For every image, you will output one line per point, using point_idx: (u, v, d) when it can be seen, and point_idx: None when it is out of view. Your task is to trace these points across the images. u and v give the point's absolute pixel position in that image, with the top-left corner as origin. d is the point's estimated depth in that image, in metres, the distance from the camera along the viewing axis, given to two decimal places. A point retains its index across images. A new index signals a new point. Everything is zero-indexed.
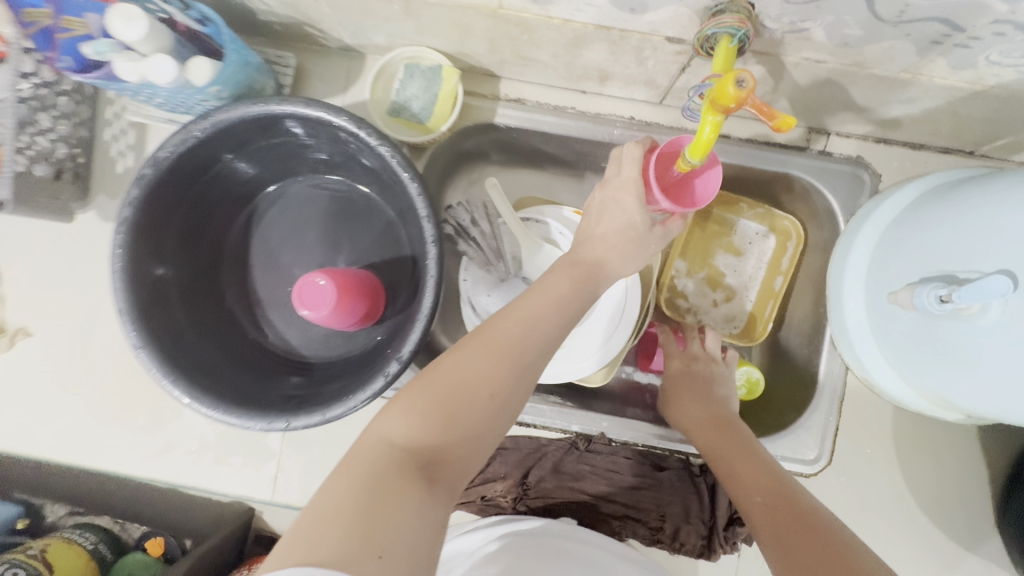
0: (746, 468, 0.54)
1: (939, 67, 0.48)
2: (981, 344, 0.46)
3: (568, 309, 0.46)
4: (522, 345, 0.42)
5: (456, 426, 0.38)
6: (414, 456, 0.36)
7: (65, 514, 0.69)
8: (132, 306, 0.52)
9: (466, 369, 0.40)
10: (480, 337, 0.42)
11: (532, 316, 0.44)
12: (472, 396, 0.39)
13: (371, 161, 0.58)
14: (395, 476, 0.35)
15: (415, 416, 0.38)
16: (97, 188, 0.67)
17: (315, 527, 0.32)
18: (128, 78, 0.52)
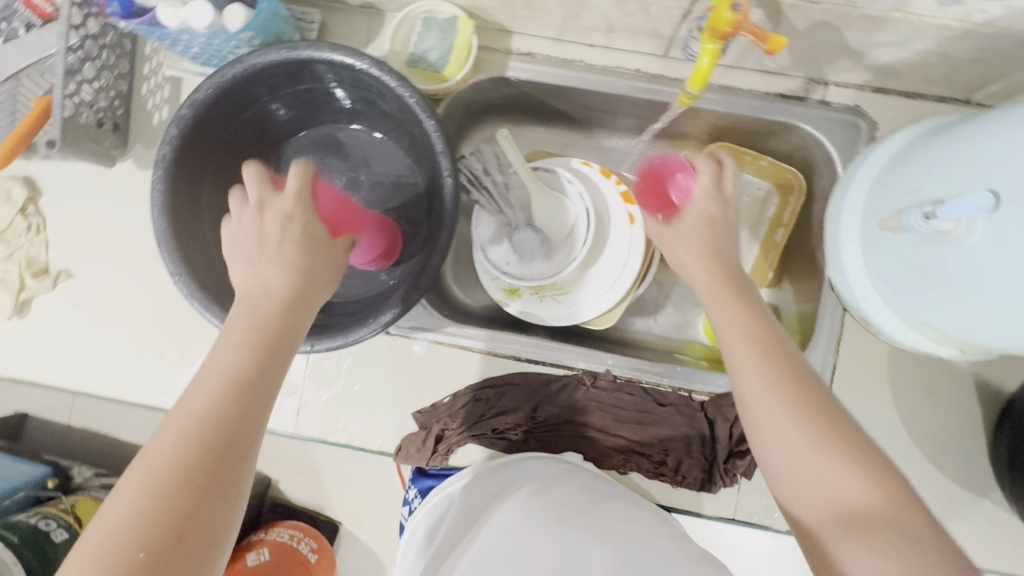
0: (740, 336, 0.47)
1: (928, 3, 0.50)
2: (968, 264, 0.48)
3: (313, 287, 0.47)
4: (276, 333, 0.43)
5: (241, 450, 0.38)
6: (148, 525, 0.34)
7: (91, 476, 0.73)
8: (171, 236, 0.57)
9: (194, 402, 0.39)
10: (230, 338, 0.42)
11: (279, 306, 0.44)
12: (228, 422, 0.38)
13: (391, 106, 0.61)
14: (157, 544, 0.34)
15: (144, 493, 0.35)
16: (135, 138, 0.72)
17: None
18: (170, 23, 0.56)
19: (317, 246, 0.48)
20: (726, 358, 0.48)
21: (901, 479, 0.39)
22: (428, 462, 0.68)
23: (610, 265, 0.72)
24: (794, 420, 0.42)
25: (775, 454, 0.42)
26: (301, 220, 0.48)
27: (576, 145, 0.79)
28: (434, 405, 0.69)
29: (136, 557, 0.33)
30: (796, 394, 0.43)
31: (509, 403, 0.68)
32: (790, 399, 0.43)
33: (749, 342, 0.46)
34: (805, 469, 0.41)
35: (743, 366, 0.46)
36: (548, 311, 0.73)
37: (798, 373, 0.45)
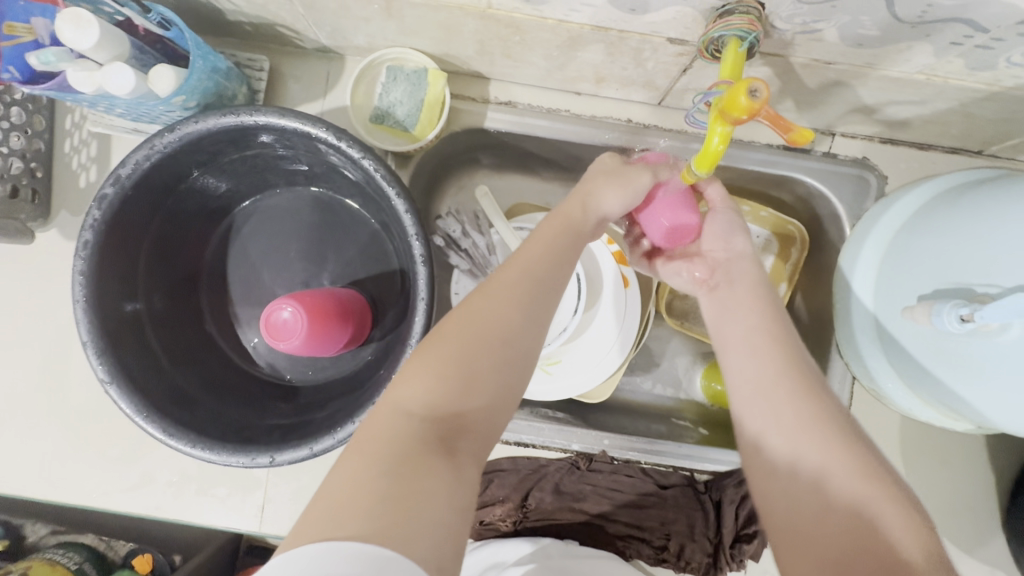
0: (776, 358, 0.44)
1: (957, 68, 0.45)
2: (998, 363, 0.44)
3: (566, 253, 0.44)
4: (540, 290, 0.42)
5: (475, 389, 0.37)
6: (437, 424, 0.36)
7: (46, 534, 0.76)
8: (99, 338, 0.48)
9: (482, 316, 0.39)
10: (495, 287, 0.41)
11: (539, 271, 0.42)
12: (487, 356, 0.38)
13: (355, 174, 0.53)
14: (427, 447, 0.34)
15: (444, 372, 0.37)
16: (58, 204, 0.62)
17: (343, 498, 0.31)
18: (84, 89, 0.47)
19: (582, 230, 0.46)
20: (743, 380, 0.44)
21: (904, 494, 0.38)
22: None
23: (602, 332, 0.65)
24: (826, 447, 0.39)
25: (795, 473, 0.39)
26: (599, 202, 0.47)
27: (561, 192, 0.70)
28: None
29: (401, 455, 0.34)
30: (835, 425, 0.40)
31: (497, 491, 0.62)
32: (821, 426, 0.40)
33: (782, 369, 0.43)
34: (827, 503, 0.38)
35: (773, 394, 0.42)
36: (536, 386, 0.65)
37: (829, 402, 0.42)
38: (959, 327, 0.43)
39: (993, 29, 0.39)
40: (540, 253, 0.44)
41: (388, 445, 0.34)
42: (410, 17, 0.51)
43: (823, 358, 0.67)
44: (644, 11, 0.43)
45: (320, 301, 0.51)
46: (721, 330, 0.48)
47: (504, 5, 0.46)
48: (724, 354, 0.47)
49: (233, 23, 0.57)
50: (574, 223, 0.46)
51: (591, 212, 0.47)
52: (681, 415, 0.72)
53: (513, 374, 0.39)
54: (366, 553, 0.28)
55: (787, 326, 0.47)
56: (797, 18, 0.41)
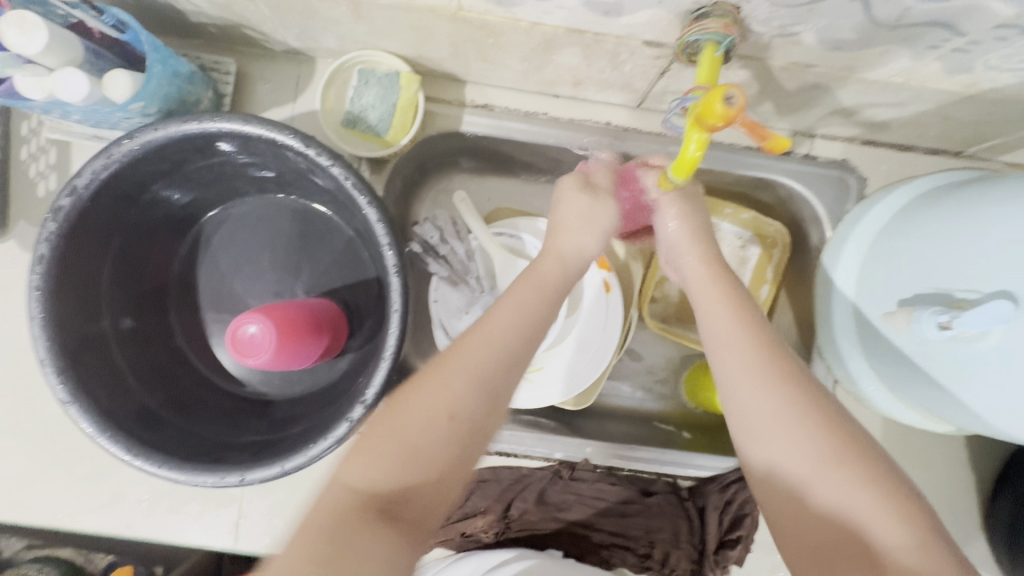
0: (744, 342, 0.42)
1: (934, 71, 0.45)
2: (979, 369, 0.43)
3: (532, 315, 0.44)
4: (474, 375, 0.39)
5: (418, 463, 0.36)
6: (375, 498, 0.35)
7: (19, 549, 0.72)
8: (57, 357, 0.46)
9: (399, 429, 0.37)
10: (424, 381, 0.40)
11: (487, 348, 0.41)
12: (440, 454, 0.37)
13: (326, 182, 0.51)
14: (359, 517, 0.34)
15: (371, 454, 0.37)
16: (16, 214, 0.60)
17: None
18: (34, 96, 0.45)
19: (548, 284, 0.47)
20: (720, 350, 0.43)
21: (935, 529, 0.34)
22: None
23: (581, 338, 0.65)
24: (799, 442, 0.37)
25: (767, 435, 0.39)
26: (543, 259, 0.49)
27: (542, 196, 0.69)
28: None
29: (334, 536, 0.33)
30: (784, 371, 0.40)
31: (479, 501, 0.62)
32: (789, 407, 0.39)
33: (739, 334, 0.43)
34: (819, 484, 0.36)
35: (740, 355, 0.42)
36: (518, 394, 0.64)
37: (795, 366, 0.41)
38: (937, 334, 0.43)
39: (972, 33, 0.38)
40: (510, 314, 0.43)
41: (325, 524, 0.34)
42: (379, 19, 0.49)
43: (806, 361, 0.67)
44: (618, 14, 0.42)
45: (288, 313, 0.49)
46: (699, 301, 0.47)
47: (476, 7, 0.44)
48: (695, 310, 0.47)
49: (197, 25, 0.55)
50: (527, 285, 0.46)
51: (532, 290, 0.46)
52: (664, 419, 0.72)
53: (441, 478, 0.37)
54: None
55: (737, 290, 0.47)
56: (775, 21, 0.40)
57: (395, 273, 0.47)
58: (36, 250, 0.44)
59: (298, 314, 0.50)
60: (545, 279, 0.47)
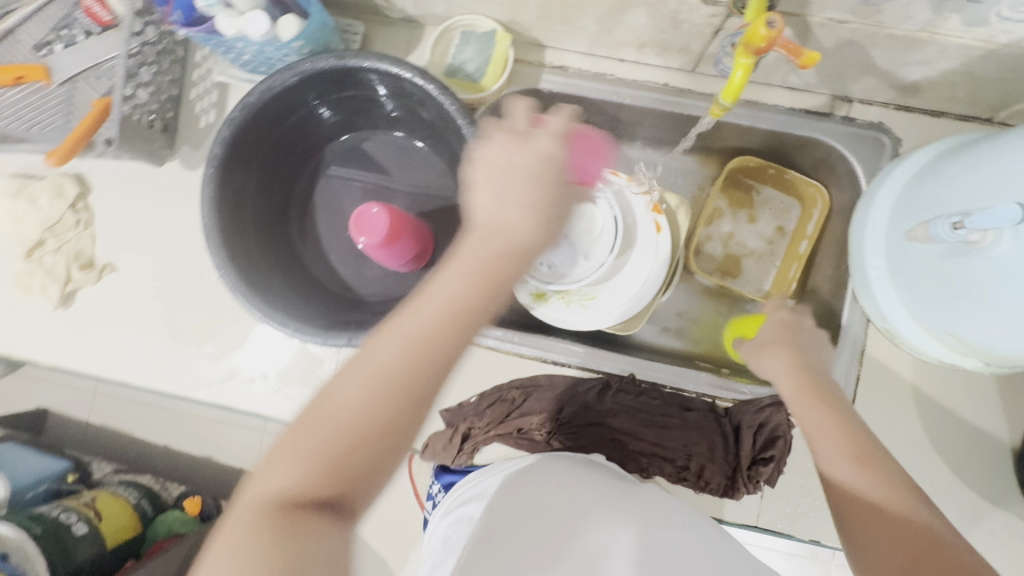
0: (838, 444, 0.50)
1: (955, 24, 0.52)
2: (992, 275, 0.49)
3: (501, 254, 0.42)
4: (433, 323, 0.40)
5: (406, 396, 0.38)
6: (365, 430, 0.37)
7: (109, 473, 0.83)
8: (219, 233, 0.59)
9: (371, 365, 0.39)
10: (389, 333, 0.40)
11: (450, 296, 0.40)
12: (412, 388, 0.38)
13: (432, 112, 0.64)
14: (358, 451, 0.37)
15: (367, 391, 0.38)
16: (182, 139, 0.75)
17: (263, 504, 0.36)
18: (227, 31, 0.59)
19: (490, 238, 0.42)
20: (811, 426, 0.53)
21: (952, 532, 0.44)
22: (454, 460, 0.71)
23: (632, 271, 0.73)
24: (875, 485, 0.47)
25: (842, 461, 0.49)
26: (557, 169, 0.46)
27: None
28: (460, 404, 0.71)
29: (313, 460, 0.37)
30: (864, 443, 0.50)
31: (535, 402, 0.70)
32: (857, 444, 0.50)
33: (829, 419, 0.52)
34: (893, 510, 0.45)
35: (822, 434, 0.51)
36: (574, 318, 0.74)
37: (863, 432, 0.51)
38: (952, 238, 0.49)
39: None
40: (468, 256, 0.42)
41: (303, 446, 0.37)
42: None
43: (841, 307, 0.73)
44: None
45: (396, 208, 0.63)
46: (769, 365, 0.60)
47: None
48: (796, 419, 0.55)
49: None
50: (488, 229, 0.43)
51: (506, 230, 0.43)
52: (704, 359, 0.79)
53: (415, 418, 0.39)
54: (307, 552, 0.34)
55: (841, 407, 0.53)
56: None
57: None
58: (215, 149, 0.58)
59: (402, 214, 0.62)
60: (477, 237, 0.43)
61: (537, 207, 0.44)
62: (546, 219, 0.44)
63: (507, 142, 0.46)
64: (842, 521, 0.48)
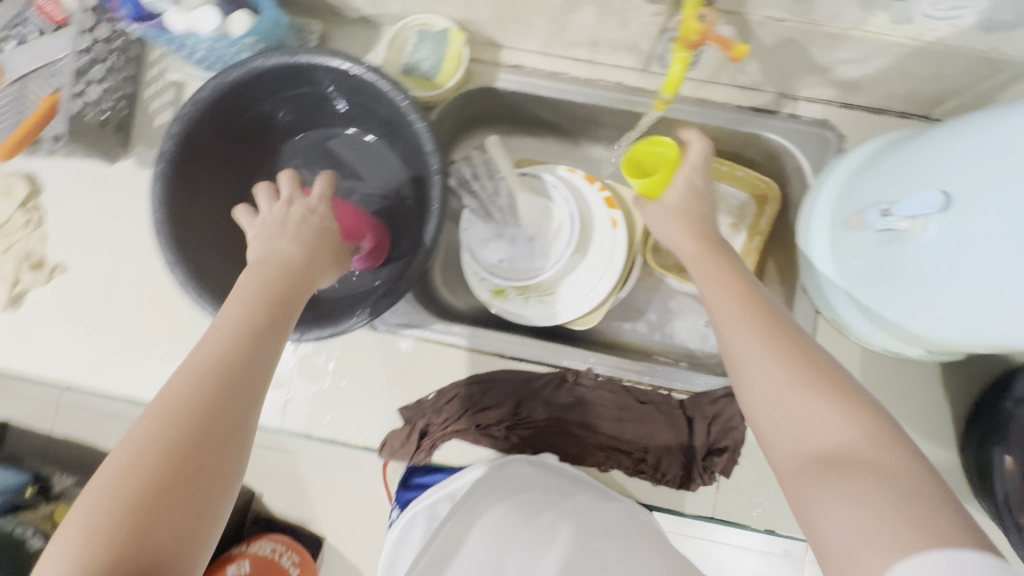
0: (746, 323, 0.47)
1: (883, 22, 0.55)
2: (922, 262, 0.51)
3: (280, 280, 0.47)
4: (241, 341, 0.42)
5: (235, 381, 0.40)
6: (177, 416, 0.38)
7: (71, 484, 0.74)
8: (167, 229, 0.59)
9: (182, 380, 0.40)
10: (205, 349, 0.41)
11: (237, 320, 0.43)
12: (234, 375, 0.40)
13: (386, 108, 0.64)
14: (173, 433, 0.37)
15: (202, 379, 0.39)
16: (137, 138, 0.74)
17: (121, 475, 0.35)
18: (177, 27, 0.59)
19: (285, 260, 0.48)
20: (727, 327, 0.48)
21: (895, 432, 0.38)
22: (412, 458, 0.69)
23: (591, 266, 0.75)
24: (768, 371, 0.43)
25: (761, 387, 0.43)
26: (319, 215, 0.53)
27: (564, 154, 0.82)
28: (418, 401, 0.70)
29: (172, 438, 0.37)
30: (784, 343, 0.45)
31: (492, 398, 0.69)
32: (776, 347, 0.44)
33: (744, 310, 0.48)
34: (783, 412, 0.41)
35: (737, 325, 0.47)
36: (531, 311, 0.75)
37: (787, 327, 0.47)
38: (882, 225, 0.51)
39: None
40: (251, 284, 0.46)
41: (175, 421, 0.37)
42: None
43: (793, 299, 0.74)
44: None
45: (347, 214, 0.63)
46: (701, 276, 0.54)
47: None
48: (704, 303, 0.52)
49: None
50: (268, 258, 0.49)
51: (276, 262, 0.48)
52: (664, 353, 0.80)
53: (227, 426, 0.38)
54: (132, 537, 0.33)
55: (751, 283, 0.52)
56: None
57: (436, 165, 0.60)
58: (163, 146, 0.58)
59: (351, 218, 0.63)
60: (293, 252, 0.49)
61: (305, 242, 0.50)
62: (313, 249, 0.50)
63: (276, 211, 0.53)
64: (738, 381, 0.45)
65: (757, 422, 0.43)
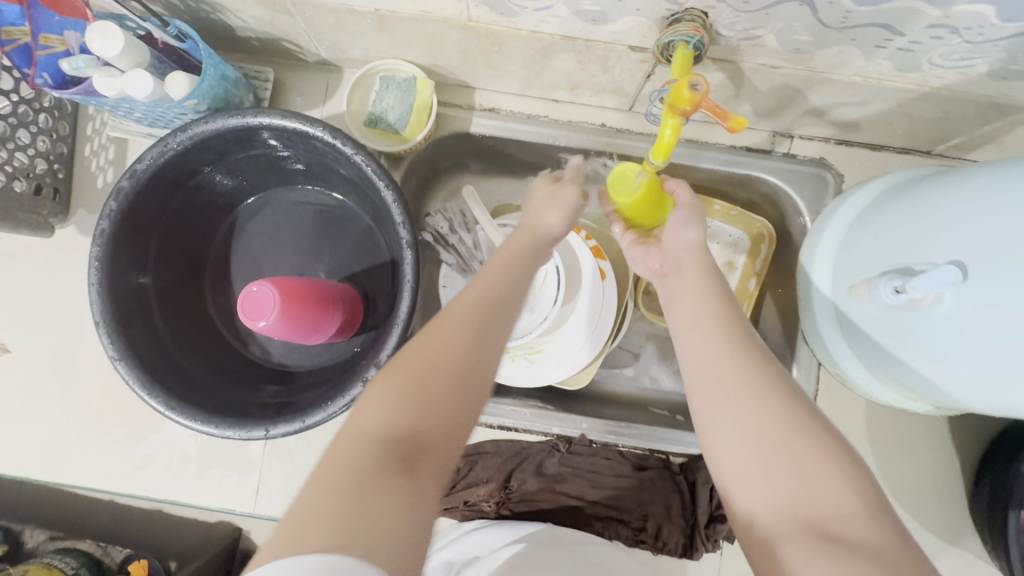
0: (731, 367, 0.43)
1: (887, 70, 0.50)
2: (938, 334, 0.47)
3: (520, 263, 0.51)
4: (491, 316, 0.45)
5: (459, 391, 0.41)
6: (391, 443, 0.37)
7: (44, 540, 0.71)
8: (111, 319, 0.53)
9: (434, 343, 0.43)
10: (450, 318, 0.45)
11: (483, 296, 0.46)
12: (452, 378, 0.41)
13: (348, 171, 0.58)
14: (386, 454, 0.37)
15: (403, 387, 0.41)
16: (77, 202, 0.68)
17: (334, 465, 0.36)
18: (107, 93, 0.53)
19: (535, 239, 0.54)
20: (696, 362, 0.45)
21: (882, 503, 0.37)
22: None
23: (582, 320, 0.69)
24: (762, 413, 0.40)
25: (749, 440, 0.40)
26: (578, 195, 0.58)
27: None
28: None
29: (394, 431, 0.38)
30: (778, 387, 0.41)
31: (481, 472, 0.66)
32: (764, 390, 0.41)
33: (724, 343, 0.44)
34: (774, 458, 0.39)
35: (717, 362, 0.44)
36: (519, 373, 0.69)
37: (772, 367, 0.43)
38: (895, 299, 0.47)
39: (909, 32, 0.44)
40: (503, 264, 0.50)
41: (357, 447, 0.37)
42: (399, 31, 0.57)
43: (792, 347, 0.70)
44: (604, 21, 0.49)
45: (293, 282, 0.53)
46: (674, 307, 0.49)
47: (482, 17, 0.51)
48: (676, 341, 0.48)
49: (243, 39, 0.63)
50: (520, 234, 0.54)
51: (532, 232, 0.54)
52: (659, 405, 0.76)
53: (470, 391, 0.42)
54: (329, 558, 0.29)
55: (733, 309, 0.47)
56: (738, 26, 0.46)
57: (405, 233, 0.53)
58: (100, 226, 0.52)
59: (305, 295, 0.54)
60: (519, 248, 0.53)
61: (568, 217, 0.56)
62: (540, 232, 0.55)
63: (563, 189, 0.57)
64: (709, 419, 0.43)
65: (738, 478, 0.40)
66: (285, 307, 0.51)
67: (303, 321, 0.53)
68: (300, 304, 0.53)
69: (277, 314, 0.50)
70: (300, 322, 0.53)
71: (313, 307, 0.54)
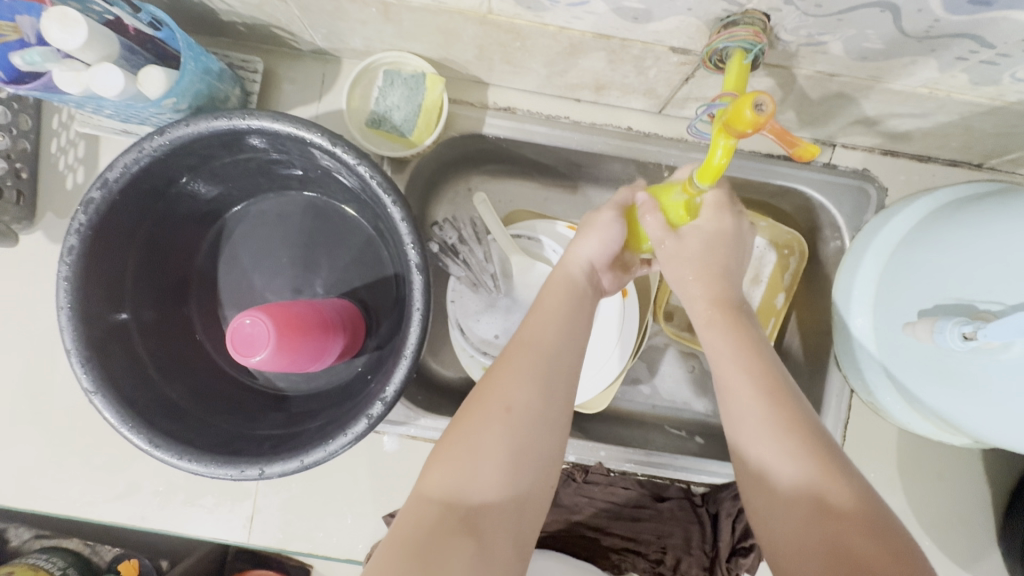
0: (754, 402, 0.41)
1: (960, 82, 0.45)
2: (1005, 381, 0.42)
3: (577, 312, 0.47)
4: (548, 358, 0.42)
5: (485, 463, 0.38)
6: (450, 507, 0.36)
7: (30, 538, 0.66)
8: (83, 348, 0.47)
9: (489, 397, 0.40)
10: (507, 365, 0.42)
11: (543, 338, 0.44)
12: (496, 445, 0.38)
13: (350, 180, 0.52)
14: (442, 532, 0.35)
15: (448, 459, 0.38)
16: (45, 205, 0.61)
17: (396, 545, 0.34)
18: (70, 89, 0.46)
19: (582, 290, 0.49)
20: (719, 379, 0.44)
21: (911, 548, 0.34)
22: None
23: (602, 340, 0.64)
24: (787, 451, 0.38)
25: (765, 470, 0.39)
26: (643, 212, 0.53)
27: (560, 199, 0.69)
28: None
29: (424, 521, 0.35)
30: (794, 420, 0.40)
31: None
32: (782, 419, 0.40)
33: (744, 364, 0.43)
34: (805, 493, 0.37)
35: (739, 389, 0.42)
36: None
37: (775, 373, 0.43)
38: (960, 345, 0.43)
39: (1000, 45, 0.38)
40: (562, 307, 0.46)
41: (410, 532, 0.35)
42: (407, 21, 0.50)
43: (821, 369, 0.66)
44: (647, 20, 0.42)
45: (290, 307, 0.48)
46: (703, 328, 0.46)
47: (505, 11, 0.45)
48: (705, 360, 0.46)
49: (227, 24, 0.56)
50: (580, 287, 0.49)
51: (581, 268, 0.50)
52: (676, 424, 0.70)
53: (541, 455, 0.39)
54: None
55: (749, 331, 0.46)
56: (802, 30, 0.41)
57: (413, 250, 0.46)
58: (68, 239, 0.45)
59: (304, 321, 0.48)
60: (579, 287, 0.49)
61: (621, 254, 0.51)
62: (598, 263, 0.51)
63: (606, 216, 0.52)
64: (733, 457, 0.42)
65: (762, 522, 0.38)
66: (281, 342, 0.45)
67: (299, 359, 0.47)
68: (303, 332, 0.47)
69: (272, 347, 0.45)
70: (297, 357, 0.47)
71: (314, 338, 0.49)
